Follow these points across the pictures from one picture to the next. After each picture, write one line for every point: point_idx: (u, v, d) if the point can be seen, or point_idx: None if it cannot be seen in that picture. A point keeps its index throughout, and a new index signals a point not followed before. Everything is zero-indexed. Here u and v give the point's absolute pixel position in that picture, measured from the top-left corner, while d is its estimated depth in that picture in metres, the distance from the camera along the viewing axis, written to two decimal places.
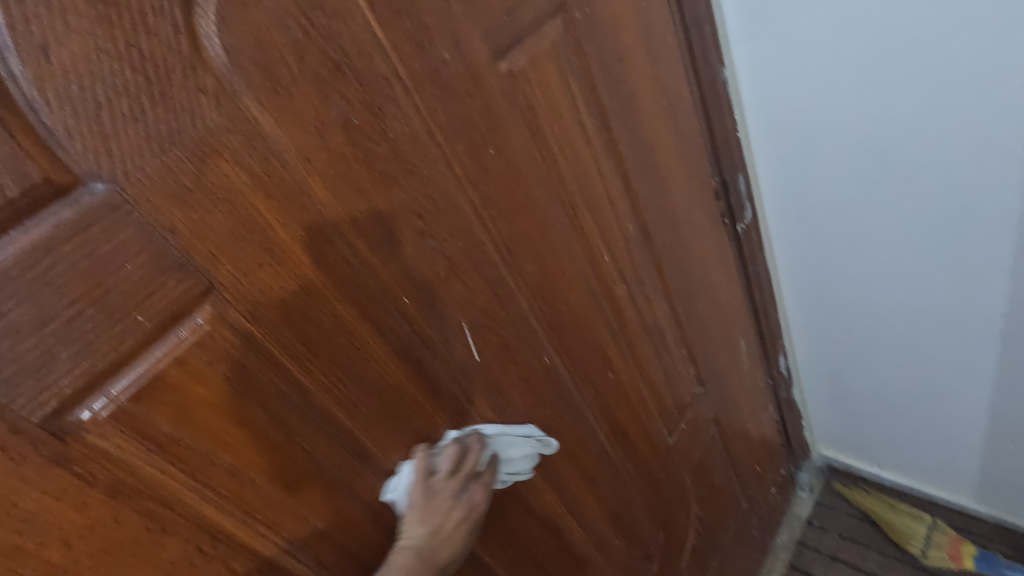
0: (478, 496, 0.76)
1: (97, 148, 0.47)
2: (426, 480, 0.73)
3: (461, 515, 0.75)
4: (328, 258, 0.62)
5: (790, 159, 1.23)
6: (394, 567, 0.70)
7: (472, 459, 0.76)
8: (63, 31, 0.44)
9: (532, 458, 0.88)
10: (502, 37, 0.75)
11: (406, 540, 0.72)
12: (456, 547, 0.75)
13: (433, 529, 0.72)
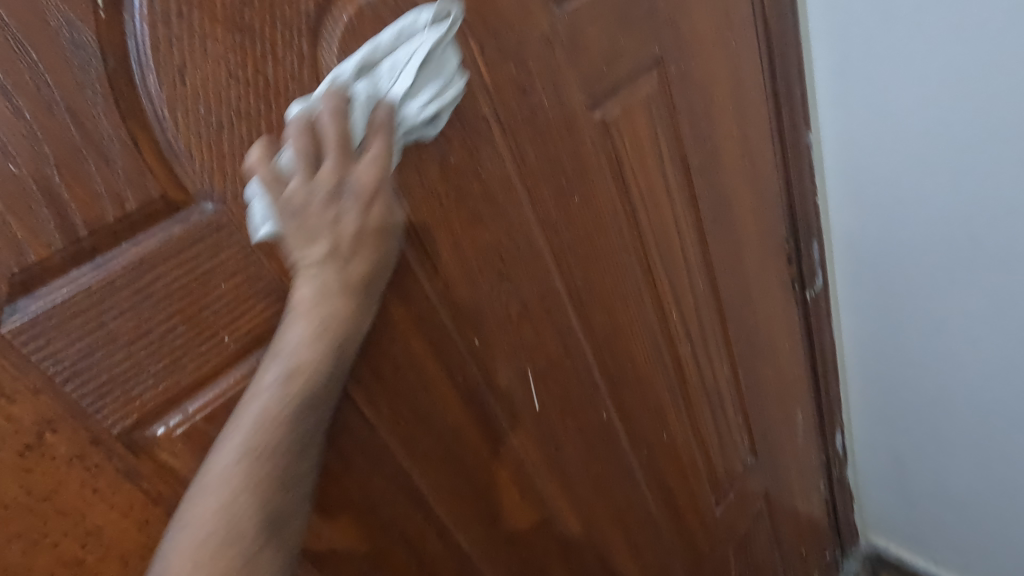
0: (349, 227, 0.49)
1: (213, 169, 0.47)
2: (318, 246, 0.48)
3: (340, 293, 0.50)
4: (409, 293, 0.61)
5: (866, 237, 1.19)
6: (226, 461, 0.46)
7: (337, 130, 0.48)
8: (199, 55, 0.45)
9: (442, 108, 0.55)
10: (601, 86, 0.74)
11: (262, 386, 0.48)
12: (337, 333, 0.50)
13: (331, 186, 0.48)
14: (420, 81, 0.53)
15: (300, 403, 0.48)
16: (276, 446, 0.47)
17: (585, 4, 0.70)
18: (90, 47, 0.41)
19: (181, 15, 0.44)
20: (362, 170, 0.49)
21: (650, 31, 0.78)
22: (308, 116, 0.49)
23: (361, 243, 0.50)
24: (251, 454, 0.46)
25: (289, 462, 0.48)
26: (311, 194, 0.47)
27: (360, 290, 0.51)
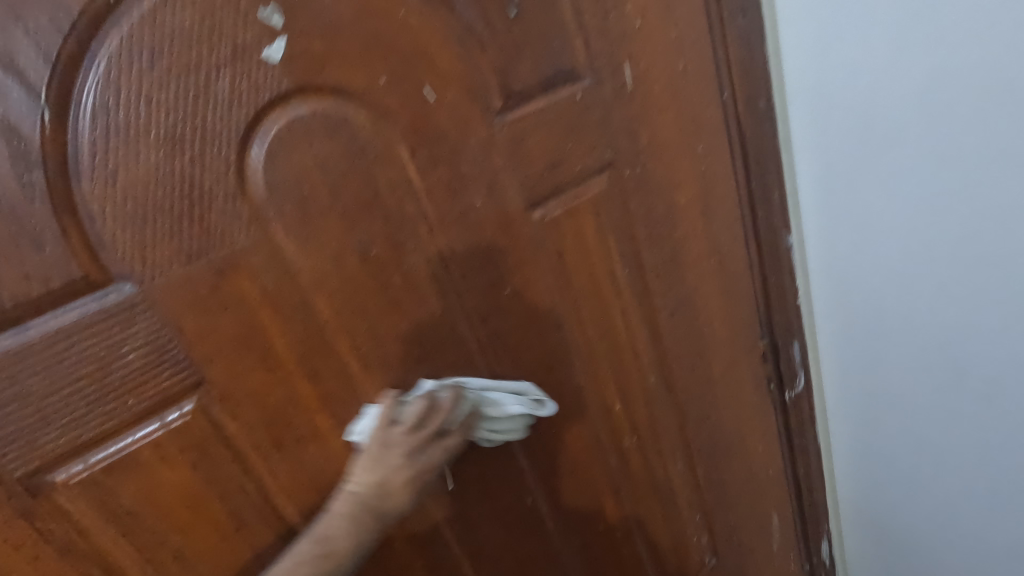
0: (393, 469, 0.66)
1: (133, 256, 0.54)
2: (360, 471, 0.66)
3: (371, 500, 0.65)
4: (319, 371, 0.66)
5: (848, 342, 1.14)
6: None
7: (437, 424, 0.67)
8: (131, 161, 0.53)
9: (523, 417, 0.77)
10: (542, 189, 0.78)
11: (295, 548, 0.63)
12: (349, 538, 0.64)
13: (393, 447, 0.66)
14: (513, 402, 0.76)
15: None
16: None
17: (528, 115, 0.74)
18: (33, 155, 0.49)
19: (117, 128, 0.52)
20: (431, 453, 0.68)
21: (602, 138, 0.82)
22: (410, 407, 0.67)
23: (387, 487, 0.66)
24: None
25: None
26: (384, 443, 0.66)
27: (393, 504, 0.66)
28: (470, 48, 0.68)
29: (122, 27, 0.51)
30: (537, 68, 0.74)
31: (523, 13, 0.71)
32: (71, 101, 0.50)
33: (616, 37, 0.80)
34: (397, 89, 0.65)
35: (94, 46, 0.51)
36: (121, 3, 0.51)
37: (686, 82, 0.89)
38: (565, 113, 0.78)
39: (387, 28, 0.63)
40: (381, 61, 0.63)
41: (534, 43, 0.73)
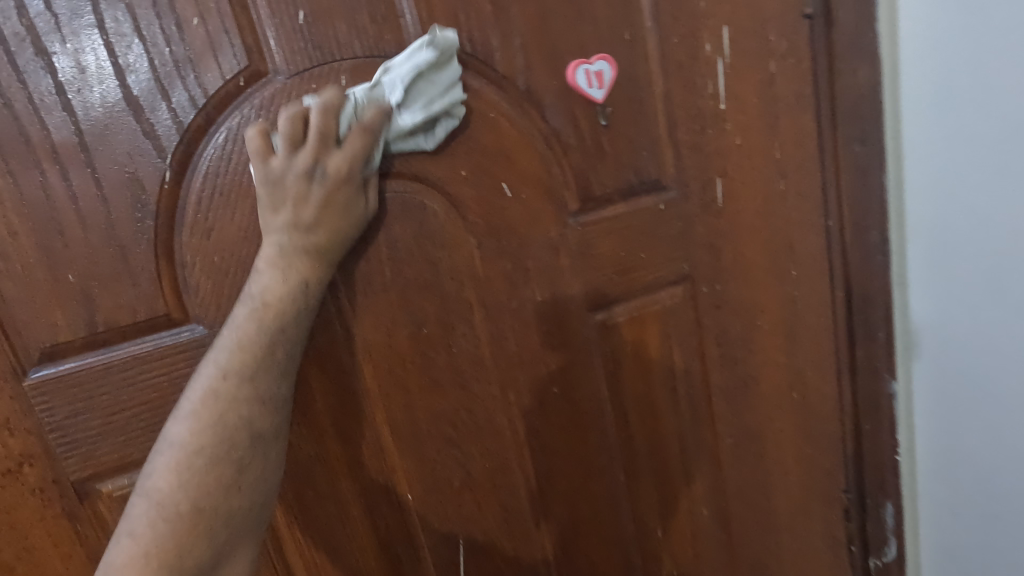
0: (273, 298, 0.55)
1: (209, 303, 0.60)
2: (237, 324, 0.54)
3: (246, 376, 0.53)
4: (352, 436, 0.68)
5: (974, 532, 0.91)
6: (148, 549, 0.49)
7: (319, 126, 0.55)
8: (225, 220, 0.59)
9: (418, 80, 0.59)
10: (608, 293, 0.76)
11: (167, 472, 0.50)
12: (294, 291, 0.56)
13: (294, 278, 0.56)
14: (404, 73, 0.58)
15: (237, 385, 0.53)
16: (207, 527, 0.51)
17: (603, 218, 0.74)
18: (150, 206, 0.57)
19: (221, 190, 0.59)
20: (337, 193, 0.57)
21: (681, 251, 0.79)
22: (286, 198, 0.55)
23: (328, 244, 0.57)
24: (177, 539, 0.50)
25: (224, 538, 0.53)
26: (274, 279, 0.55)
27: (269, 364, 0.55)
28: (554, 151, 0.70)
29: (245, 107, 0.58)
30: (621, 175, 0.74)
31: (615, 122, 0.72)
32: (189, 166, 0.58)
33: (710, 153, 0.78)
34: (475, 182, 0.67)
35: (218, 119, 0.58)
36: (248, 87, 0.58)
37: (787, 204, 0.83)
38: (643, 221, 0.76)
39: (475, 126, 0.66)
40: (465, 156, 0.66)
41: (621, 151, 0.73)
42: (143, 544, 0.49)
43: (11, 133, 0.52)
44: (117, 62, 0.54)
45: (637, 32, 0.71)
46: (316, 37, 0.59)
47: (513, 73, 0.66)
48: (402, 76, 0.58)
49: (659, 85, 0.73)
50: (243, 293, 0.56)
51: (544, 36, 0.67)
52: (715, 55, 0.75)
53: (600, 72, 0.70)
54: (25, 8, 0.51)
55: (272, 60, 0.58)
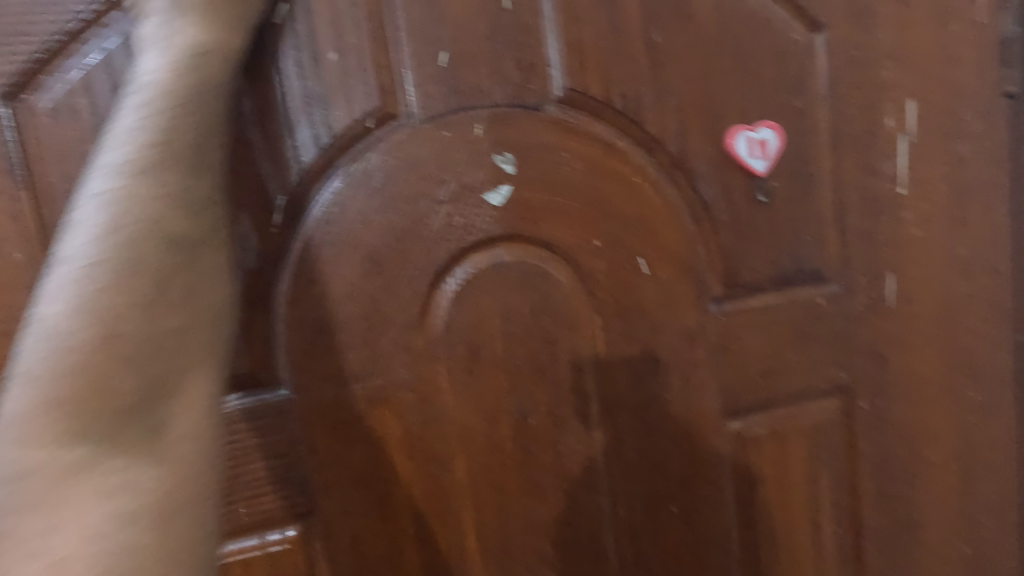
0: (173, 70, 0.41)
1: (299, 365, 0.53)
2: (139, 106, 0.39)
3: (161, 147, 0.38)
4: (431, 540, 0.57)
5: None
6: (49, 391, 0.31)
7: None
8: (330, 273, 0.52)
9: None
10: (748, 398, 0.64)
11: (73, 286, 0.33)
12: (203, 59, 0.42)
13: (194, 52, 0.42)
14: None
15: (144, 162, 0.37)
16: (143, 346, 0.33)
17: (751, 309, 0.62)
18: (253, 249, 0.51)
19: (330, 239, 0.52)
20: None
21: (839, 357, 0.66)
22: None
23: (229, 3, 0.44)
24: (101, 367, 0.32)
25: (175, 369, 0.34)
26: (174, 51, 0.41)
27: (191, 135, 0.40)
28: (701, 228, 0.60)
29: (369, 151, 0.52)
30: (775, 261, 0.63)
31: (774, 199, 0.61)
32: (301, 211, 0.52)
33: (882, 244, 0.65)
34: (609, 254, 0.58)
35: (339, 162, 0.52)
36: (376, 129, 0.52)
37: (975, 311, 0.68)
38: (798, 318, 0.64)
39: (615, 193, 0.58)
40: (601, 223, 0.58)
41: (778, 233, 0.62)
42: (50, 392, 0.31)
43: None
44: (245, 93, 0.49)
45: (810, 99, 0.61)
46: (456, 82, 0.53)
47: (665, 135, 0.58)
48: None
49: (828, 161, 0.63)
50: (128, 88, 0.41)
51: (704, 97, 0.59)
52: (898, 130, 0.63)
53: (764, 141, 0.60)
54: None
55: (406, 103, 0.53)
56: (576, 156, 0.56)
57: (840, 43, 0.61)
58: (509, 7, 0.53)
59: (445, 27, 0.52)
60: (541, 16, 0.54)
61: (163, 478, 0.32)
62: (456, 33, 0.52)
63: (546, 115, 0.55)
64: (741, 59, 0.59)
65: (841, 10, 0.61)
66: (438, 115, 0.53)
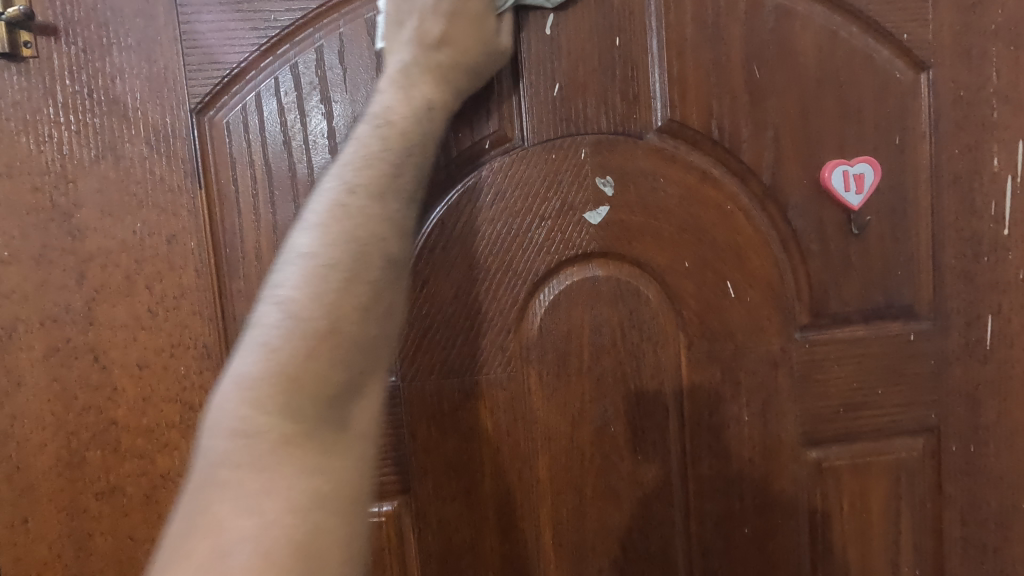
0: (402, 110, 0.47)
1: (408, 356, 0.59)
2: (402, 92, 0.48)
3: (402, 141, 0.46)
4: (511, 531, 0.61)
5: None
6: (298, 330, 0.36)
7: None
8: (443, 275, 0.58)
9: None
10: (829, 428, 0.64)
11: (301, 280, 0.38)
12: (463, 78, 0.52)
13: (410, 66, 0.48)
14: None
15: (409, 159, 0.45)
16: (348, 352, 0.38)
17: (838, 340, 0.63)
18: None
19: (444, 246, 0.58)
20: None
21: (929, 396, 0.65)
22: None
23: (478, 24, 0.52)
24: (342, 330, 0.38)
25: (358, 382, 0.39)
26: (411, 62, 0.49)
27: (431, 126, 0.48)
28: (791, 256, 0.62)
29: (483, 169, 0.58)
30: (866, 294, 0.63)
31: (867, 233, 0.62)
32: (422, 218, 0.58)
33: (985, 285, 0.64)
34: (698, 276, 0.61)
35: (457, 177, 0.58)
36: (491, 149, 0.58)
37: None
38: (886, 353, 0.64)
39: (707, 218, 0.61)
40: (692, 246, 0.61)
41: (870, 267, 0.63)
42: (316, 315, 0.37)
43: (282, 169, 0.56)
44: None
45: (910, 136, 0.62)
46: (567, 110, 0.58)
47: (760, 166, 0.61)
48: None
49: (928, 198, 0.63)
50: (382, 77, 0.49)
51: (801, 131, 0.61)
52: (1005, 171, 0.63)
53: (861, 175, 0.61)
54: (322, 62, 0.55)
55: (519, 127, 0.58)
56: (672, 182, 0.60)
57: (945, 82, 0.62)
58: (620, 44, 0.58)
59: (561, 61, 0.58)
60: (648, 53, 0.59)
61: (335, 476, 0.36)
62: (569, 67, 0.58)
63: (646, 143, 0.59)
64: (842, 95, 0.61)
65: (949, 50, 0.61)
66: (548, 139, 0.58)
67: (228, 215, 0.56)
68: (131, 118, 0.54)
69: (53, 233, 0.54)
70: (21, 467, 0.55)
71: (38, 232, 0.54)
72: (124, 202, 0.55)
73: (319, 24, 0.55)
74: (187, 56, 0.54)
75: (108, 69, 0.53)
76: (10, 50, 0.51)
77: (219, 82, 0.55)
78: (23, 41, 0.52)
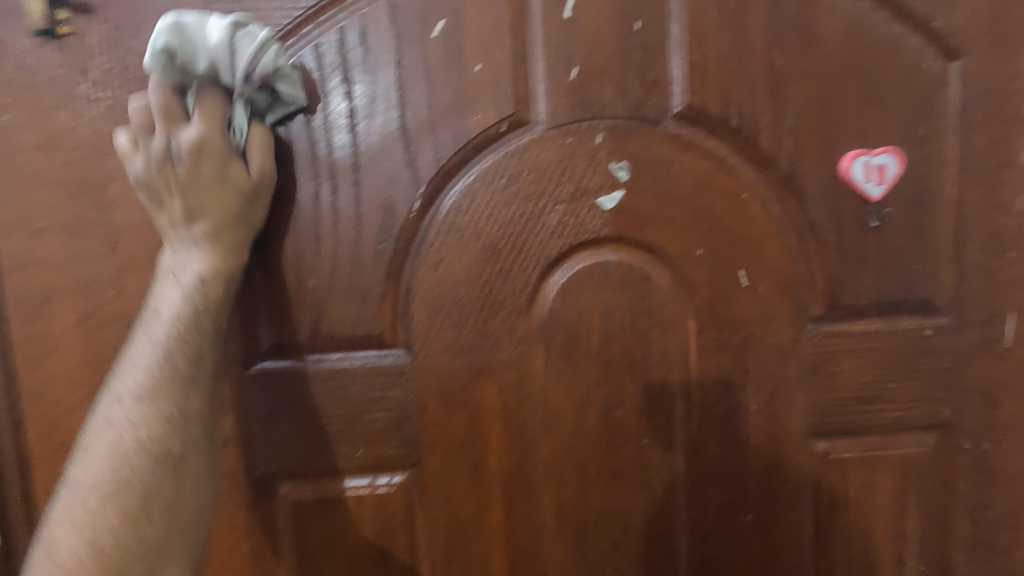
0: (177, 300, 0.52)
1: (419, 333, 0.60)
2: (175, 281, 0.53)
3: (173, 336, 0.52)
4: (516, 507, 0.63)
5: None
6: (69, 561, 0.46)
7: (161, 116, 0.51)
8: (454, 256, 0.60)
9: (261, 56, 0.51)
10: (837, 421, 0.64)
11: (88, 501, 0.47)
12: (240, 234, 0.55)
13: (179, 253, 0.53)
14: (238, 38, 0.51)
15: (179, 350, 0.52)
16: (132, 548, 0.47)
17: (850, 333, 0.63)
18: (394, 230, 0.59)
19: (457, 227, 0.59)
20: (185, 134, 0.51)
21: (942, 392, 0.64)
22: (130, 152, 0.52)
23: (223, 176, 0.53)
24: (121, 533, 0.47)
25: (156, 556, 0.48)
26: (181, 248, 0.53)
27: (211, 301, 0.53)
28: (806, 247, 0.62)
29: (499, 152, 0.59)
30: (882, 287, 0.62)
31: (886, 225, 0.61)
32: (436, 199, 0.59)
33: (1005, 282, 0.63)
34: (709, 264, 0.61)
35: (472, 160, 0.59)
36: (507, 132, 0.59)
37: None
38: (900, 347, 0.63)
39: (721, 206, 0.60)
40: (704, 235, 0.61)
41: (887, 260, 0.62)
42: (88, 536, 0.46)
43: (303, 147, 0.57)
44: (401, 96, 0.57)
45: (936, 127, 0.61)
46: (583, 94, 0.58)
47: (778, 154, 0.60)
48: (252, 51, 0.51)
49: (952, 192, 0.62)
50: (163, 268, 0.54)
51: (822, 120, 0.60)
52: None
53: (882, 165, 0.60)
54: (344, 42, 0.56)
55: (536, 111, 0.59)
56: (686, 169, 0.60)
57: (976, 72, 0.60)
58: (639, 28, 0.58)
59: (579, 45, 0.58)
60: (668, 38, 0.58)
61: None
62: (587, 51, 0.58)
63: (662, 129, 0.59)
64: (866, 84, 0.60)
65: (982, 39, 0.60)
66: (563, 123, 0.58)
67: None
68: None
69: (86, 205, 0.57)
70: (57, 425, 0.59)
71: (73, 202, 0.57)
72: None
73: (342, 5, 0.56)
74: None
75: (140, 47, 0.55)
76: (47, 28, 0.54)
77: None
78: (60, 19, 0.54)
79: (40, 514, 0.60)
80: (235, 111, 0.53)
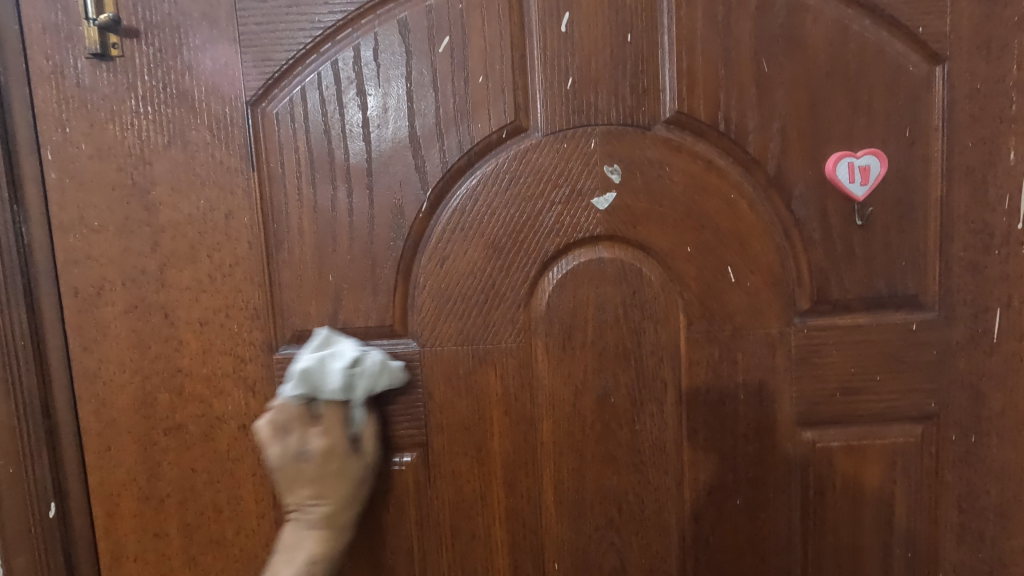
0: (304, 558, 0.58)
1: (427, 324, 0.66)
2: (296, 547, 0.59)
3: None
4: (517, 486, 0.67)
5: None
6: None
7: (300, 416, 0.59)
8: (460, 253, 0.65)
9: (376, 368, 0.62)
10: (825, 411, 0.67)
11: None
12: (348, 517, 0.61)
13: (300, 528, 0.59)
14: (361, 360, 0.62)
15: None
16: None
17: (837, 326, 0.65)
18: (404, 229, 0.64)
19: (462, 226, 0.64)
20: (320, 433, 0.60)
21: (929, 384, 0.66)
22: (270, 438, 0.59)
23: (345, 470, 0.60)
24: None
25: None
26: (301, 524, 0.60)
27: (324, 568, 0.59)
28: (793, 243, 0.65)
29: (500, 156, 0.64)
30: (869, 282, 0.65)
31: (872, 223, 0.64)
32: (442, 200, 0.64)
33: (994, 277, 0.64)
34: (699, 260, 0.65)
35: (475, 163, 0.64)
36: (507, 138, 0.64)
37: None
38: (887, 340, 0.66)
39: (711, 205, 0.64)
40: (695, 232, 0.64)
41: (873, 256, 0.65)
42: None
43: (322, 153, 0.63)
44: (411, 105, 0.63)
45: (921, 128, 0.63)
46: (579, 102, 0.63)
47: (765, 156, 0.63)
48: (370, 369, 0.62)
49: (938, 191, 0.64)
50: (284, 534, 0.60)
51: (808, 123, 0.63)
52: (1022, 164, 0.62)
53: (866, 167, 0.63)
54: (359, 58, 0.62)
55: (535, 118, 0.63)
56: (677, 171, 0.64)
57: (961, 74, 0.62)
58: (631, 40, 0.62)
59: (575, 57, 0.62)
60: (659, 48, 0.62)
61: None
62: (583, 62, 0.62)
63: (654, 134, 0.63)
64: (851, 88, 0.62)
65: (967, 42, 0.62)
66: (560, 130, 0.63)
67: (276, 193, 0.64)
68: (197, 109, 0.63)
69: (133, 207, 0.64)
70: (106, 403, 0.66)
71: (121, 204, 0.64)
72: (191, 181, 0.64)
73: (358, 25, 0.62)
74: (244, 52, 0.62)
75: (180, 66, 0.62)
76: (101, 51, 0.61)
77: (271, 77, 0.62)
78: (112, 43, 0.61)
79: (91, 482, 0.67)
80: (356, 412, 0.62)
